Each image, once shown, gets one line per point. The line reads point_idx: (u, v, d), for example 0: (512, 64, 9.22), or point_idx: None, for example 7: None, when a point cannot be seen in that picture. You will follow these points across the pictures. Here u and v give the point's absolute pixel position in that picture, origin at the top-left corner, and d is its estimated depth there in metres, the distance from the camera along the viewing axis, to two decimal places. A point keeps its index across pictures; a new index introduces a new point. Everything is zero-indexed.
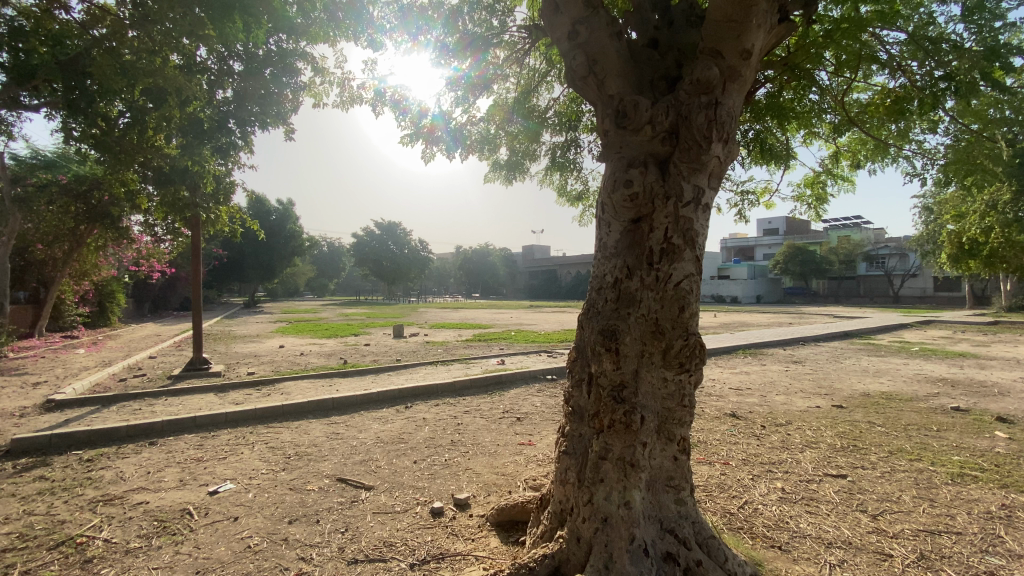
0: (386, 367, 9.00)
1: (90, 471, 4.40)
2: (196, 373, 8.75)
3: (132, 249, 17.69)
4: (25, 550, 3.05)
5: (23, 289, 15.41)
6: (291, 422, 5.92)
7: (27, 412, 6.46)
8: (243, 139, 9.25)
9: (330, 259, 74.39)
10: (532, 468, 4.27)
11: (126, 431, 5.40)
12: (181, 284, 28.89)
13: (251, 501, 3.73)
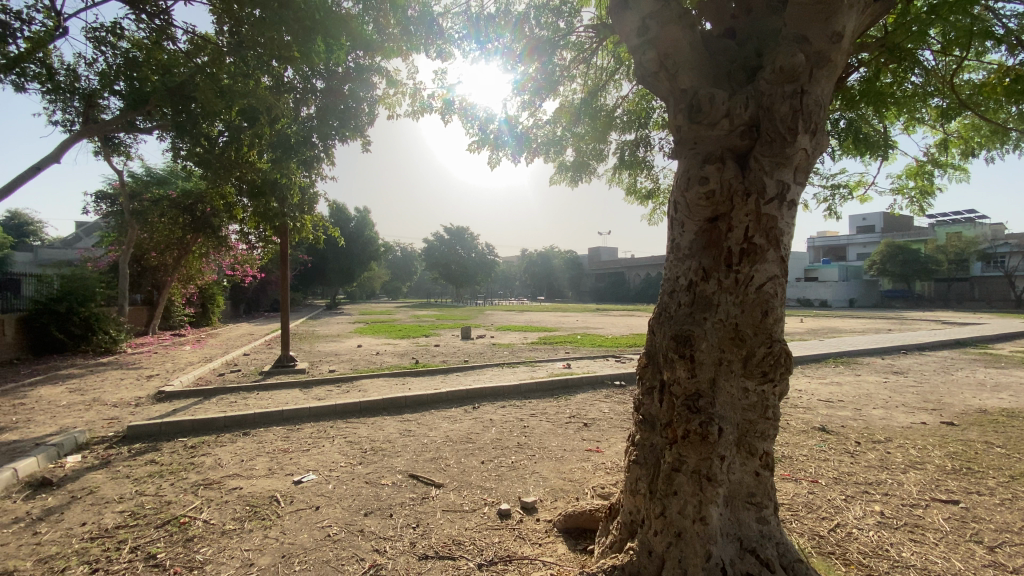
0: (455, 368, 9.21)
1: (193, 457, 4.87)
2: (284, 370, 9.43)
3: (229, 255, 19.45)
4: (139, 527, 3.43)
5: (140, 292, 17.42)
6: (367, 418, 6.21)
7: (143, 401, 7.28)
8: (325, 152, 9.88)
9: (402, 263, 77.72)
10: (601, 476, 4.17)
11: (223, 422, 5.92)
12: (271, 288, 31.45)
13: (330, 492, 3.95)
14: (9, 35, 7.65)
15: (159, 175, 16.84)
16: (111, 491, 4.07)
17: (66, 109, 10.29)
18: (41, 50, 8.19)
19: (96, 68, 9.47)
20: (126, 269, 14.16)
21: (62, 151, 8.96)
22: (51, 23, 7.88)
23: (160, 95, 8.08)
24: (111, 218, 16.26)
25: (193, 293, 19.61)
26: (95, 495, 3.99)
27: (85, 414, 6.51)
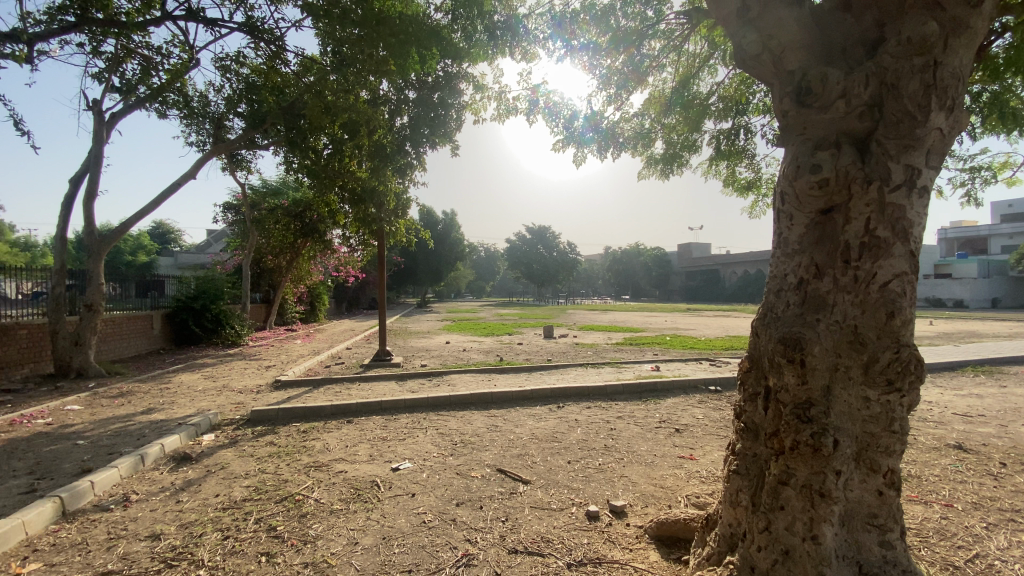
0: (541, 367, 9.27)
1: (305, 440, 5.37)
2: (380, 364, 10.07)
3: (332, 258, 21.16)
4: (262, 501, 3.84)
5: (259, 291, 19.50)
6: (456, 412, 6.45)
7: (263, 389, 8.15)
8: (417, 159, 10.44)
9: (487, 264, 79.73)
10: (695, 484, 3.98)
11: (329, 410, 6.45)
12: (369, 288, 33.80)
13: (424, 481, 4.15)
14: (158, 71, 8.93)
15: (273, 187, 18.75)
16: (237, 468, 4.60)
17: (199, 131, 11.79)
18: (180, 81, 9.46)
19: (223, 94, 10.76)
20: (247, 271, 15.92)
21: (198, 169, 10.29)
22: (187, 56, 9.07)
23: (274, 114, 9.00)
24: (235, 226, 18.36)
25: (302, 292, 21.58)
26: (225, 471, 4.53)
27: (217, 399, 7.42)
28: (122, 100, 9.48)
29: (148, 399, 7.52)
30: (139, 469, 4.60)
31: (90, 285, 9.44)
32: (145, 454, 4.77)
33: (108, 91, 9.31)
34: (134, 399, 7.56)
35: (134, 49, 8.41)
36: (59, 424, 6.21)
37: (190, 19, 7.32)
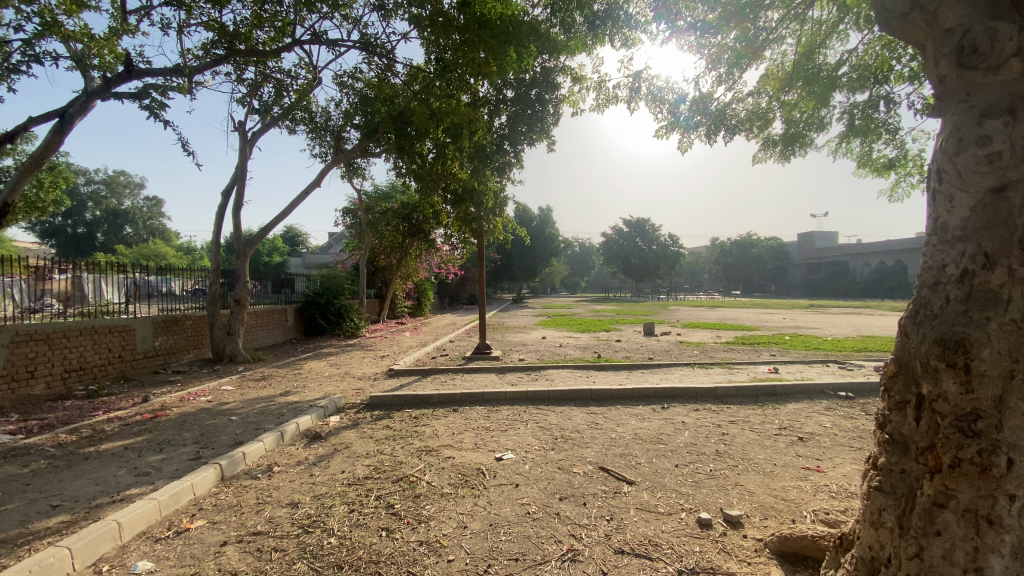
0: (642, 365, 8.98)
1: (416, 426, 5.73)
2: (481, 357, 10.43)
3: (436, 256, 22.32)
4: (381, 480, 4.17)
5: (373, 288, 21.19)
6: (557, 407, 6.48)
7: (378, 377, 8.86)
8: (516, 157, 10.66)
9: (583, 259, 78.97)
10: (823, 499, 3.61)
11: (437, 399, 6.83)
12: (470, 284, 35.15)
13: (527, 473, 4.23)
14: (288, 92, 10.03)
15: (384, 191, 20.23)
16: (359, 448, 5.04)
17: (322, 144, 13.06)
18: (306, 100, 10.54)
19: (341, 108, 11.81)
20: (362, 269, 17.36)
21: (322, 178, 11.41)
22: (311, 76, 10.07)
23: (385, 123, 9.68)
24: (351, 229, 20.08)
25: (410, 288, 23.05)
26: (348, 450, 4.99)
27: (340, 385, 8.21)
28: (260, 120, 10.80)
29: (284, 383, 8.54)
30: (279, 444, 5.23)
31: (238, 283, 10.90)
32: (284, 431, 5.41)
33: (250, 113, 10.66)
34: (274, 383, 8.62)
35: (269, 73, 9.53)
36: (216, 402, 7.27)
37: (314, 42, 8.10)
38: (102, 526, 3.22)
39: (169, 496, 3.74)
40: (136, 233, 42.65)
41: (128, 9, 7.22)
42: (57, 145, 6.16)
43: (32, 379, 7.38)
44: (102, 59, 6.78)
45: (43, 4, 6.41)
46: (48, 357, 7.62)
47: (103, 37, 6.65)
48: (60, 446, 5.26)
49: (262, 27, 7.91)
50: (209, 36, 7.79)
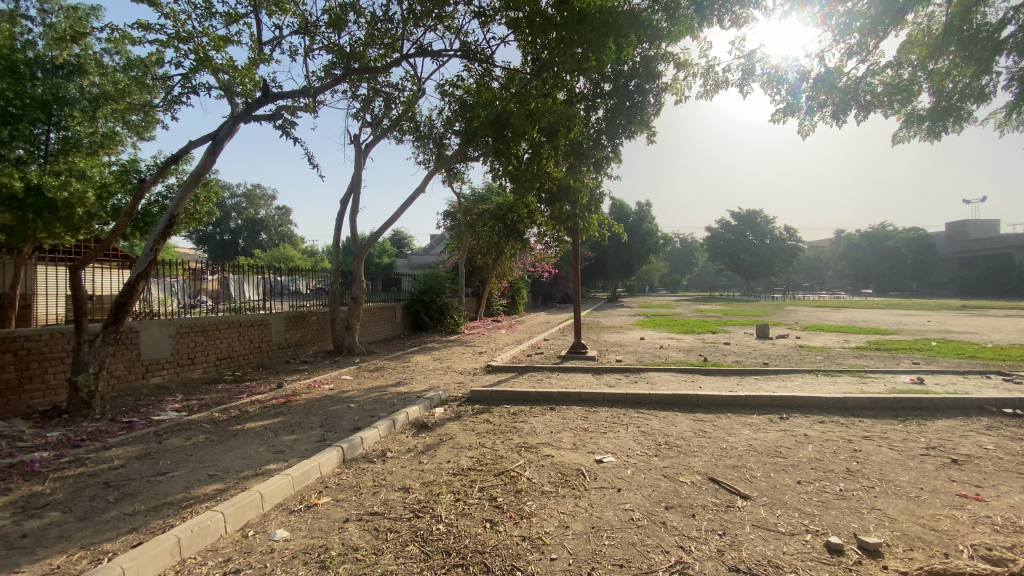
0: (754, 370, 8.31)
1: (515, 422, 5.83)
2: (578, 356, 10.35)
3: (531, 255, 22.60)
4: (484, 473, 4.31)
5: (471, 286, 21.97)
6: (659, 411, 6.22)
7: (477, 372, 9.16)
8: (614, 152, 10.46)
9: (683, 256, 75.16)
10: (989, 535, 3.06)
11: (535, 396, 6.88)
12: (563, 283, 35.09)
13: (629, 478, 4.11)
14: (397, 104, 10.72)
15: (481, 193, 20.86)
16: (462, 440, 5.25)
17: (425, 151, 13.81)
18: (412, 110, 11.21)
19: (443, 116, 12.38)
20: (461, 268, 18.09)
21: (426, 183, 12.08)
22: (416, 87, 10.68)
23: (484, 127, 10.00)
24: (451, 230, 20.97)
25: (505, 287, 23.59)
26: (453, 441, 5.21)
27: (443, 378, 8.64)
28: (372, 132, 11.68)
29: (393, 375, 9.15)
30: (391, 431, 5.61)
31: (354, 282, 11.88)
32: (395, 419, 5.80)
33: (364, 126, 11.57)
34: (385, 374, 9.30)
35: (380, 88, 10.28)
36: (337, 390, 8.00)
37: (420, 54, 8.57)
38: (248, 495, 3.68)
39: (301, 473, 4.19)
40: (270, 238, 48.35)
41: (264, 41, 8.20)
42: (211, 163, 7.17)
43: (193, 365, 8.67)
44: (244, 87, 7.74)
45: (199, 43, 7.50)
46: (205, 346, 8.90)
47: (244, 68, 7.60)
48: (214, 423, 6.12)
49: (374, 45, 8.54)
50: (329, 58, 8.57)
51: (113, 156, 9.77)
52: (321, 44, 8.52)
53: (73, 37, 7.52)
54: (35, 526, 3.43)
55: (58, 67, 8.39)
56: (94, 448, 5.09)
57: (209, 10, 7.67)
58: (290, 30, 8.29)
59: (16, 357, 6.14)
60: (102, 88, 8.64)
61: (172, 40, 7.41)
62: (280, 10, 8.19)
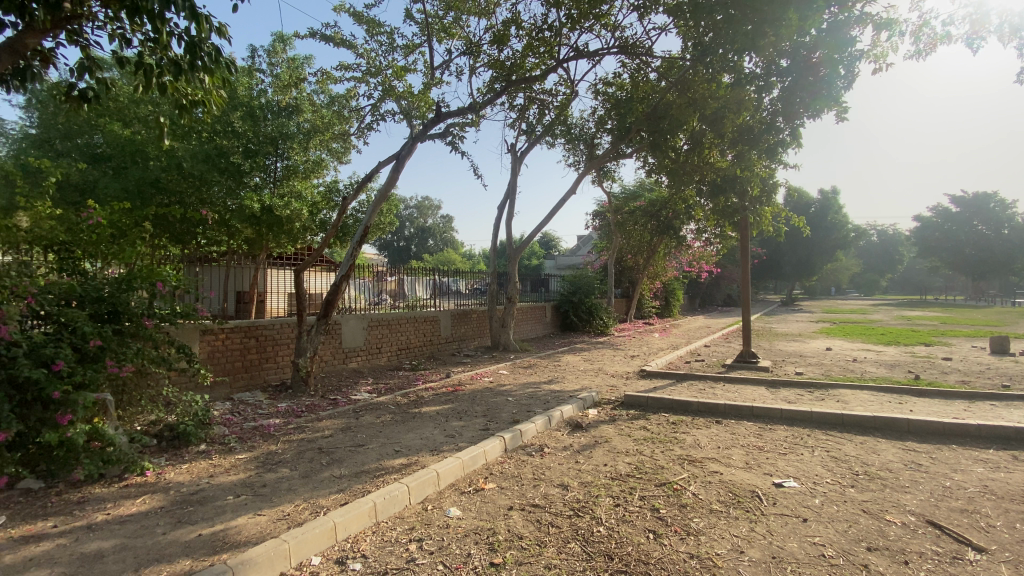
0: (991, 394, 6.59)
1: (676, 432, 5.52)
2: (745, 365, 9.41)
3: (687, 253, 21.31)
4: (644, 481, 4.17)
5: (620, 287, 21.46)
6: (853, 435, 5.32)
7: (632, 376, 8.92)
8: (792, 135, 9.23)
9: (879, 252, 63.28)
10: None
11: (697, 406, 6.44)
12: (725, 283, 32.33)
13: (816, 508, 3.59)
14: (551, 109, 11.00)
15: (631, 191, 20.29)
16: (619, 444, 5.15)
17: (576, 152, 13.94)
18: (565, 114, 11.37)
19: (595, 115, 12.36)
20: (611, 269, 17.85)
21: (577, 184, 12.15)
22: (569, 89, 10.82)
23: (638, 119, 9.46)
24: (599, 231, 20.77)
25: (659, 288, 22.58)
26: (609, 444, 5.14)
27: (596, 379, 8.59)
28: (527, 139, 12.16)
29: (548, 373, 9.40)
30: (548, 427, 5.76)
31: (510, 283, 12.48)
32: (552, 416, 5.93)
33: (519, 134, 12.12)
34: (539, 371, 9.60)
35: (535, 96, 10.65)
36: (496, 383, 8.50)
37: (577, 57, 8.65)
38: (426, 473, 4.11)
39: (469, 457, 4.54)
40: (435, 243, 53.56)
41: (435, 66, 9.14)
42: (395, 180, 8.20)
43: (380, 353, 10.03)
44: (420, 110, 8.68)
45: (385, 75, 8.64)
46: (389, 338, 10.23)
47: (419, 94, 8.50)
48: (396, 405, 6.99)
49: (531, 54, 8.85)
50: (491, 73, 9.17)
51: (320, 178, 11.73)
52: (484, 61, 9.17)
53: (296, 84, 9.32)
54: (272, 478, 4.30)
55: (281, 109, 10.25)
56: (309, 419, 6.19)
57: (392, 45, 8.81)
58: (457, 53, 9.09)
59: (258, 341, 7.79)
60: (313, 123, 10.37)
61: (365, 75, 8.65)
62: (448, 35, 9.00)
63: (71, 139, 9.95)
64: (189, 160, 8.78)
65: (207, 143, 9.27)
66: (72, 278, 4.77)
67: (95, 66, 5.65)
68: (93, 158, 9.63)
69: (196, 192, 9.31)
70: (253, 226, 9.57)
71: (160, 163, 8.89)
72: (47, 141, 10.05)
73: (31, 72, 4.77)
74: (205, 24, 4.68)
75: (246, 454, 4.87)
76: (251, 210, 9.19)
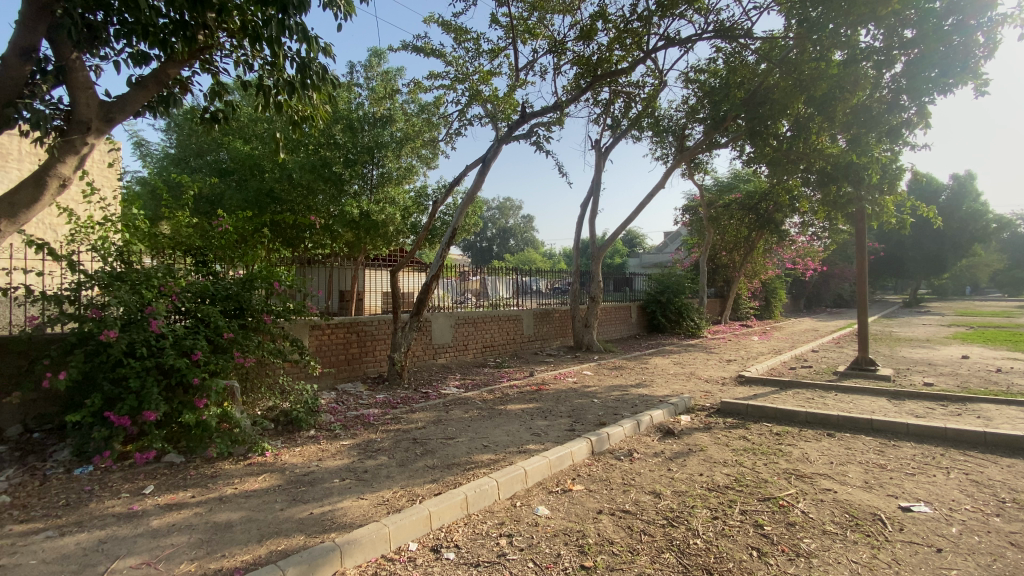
0: None
1: (781, 444, 5.10)
2: (862, 373, 8.45)
3: (789, 249, 19.64)
4: (743, 494, 3.90)
5: (714, 286, 20.23)
6: (1002, 458, 4.56)
7: (729, 382, 8.38)
8: (920, 115, 8.14)
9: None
10: None
11: (805, 417, 5.89)
12: (835, 281, 29.34)
13: (954, 537, 3.14)
14: (637, 102, 10.66)
15: (726, 183, 19.07)
16: (715, 453, 4.85)
17: (664, 146, 13.41)
18: (652, 105, 10.96)
19: (686, 105, 11.82)
20: (703, 267, 16.91)
21: (666, 179, 11.68)
22: (657, 81, 10.42)
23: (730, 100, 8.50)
24: (690, 227, 19.75)
25: (757, 287, 21.01)
26: (704, 453, 4.87)
27: (688, 384, 8.17)
28: (612, 135, 11.88)
29: (635, 375, 9.11)
30: (637, 432, 5.58)
31: (594, 282, 12.27)
32: (640, 420, 5.74)
33: (604, 130, 11.88)
34: (626, 373, 9.34)
35: (620, 89, 10.37)
36: (581, 384, 8.42)
37: (666, 45, 8.30)
38: (515, 470, 4.15)
39: (557, 457, 4.52)
40: (518, 243, 54.25)
41: (519, 67, 9.23)
42: (481, 182, 8.40)
43: (466, 350, 10.34)
44: (505, 113, 8.82)
45: (473, 80, 8.88)
46: (475, 336, 10.51)
47: (505, 97, 8.63)
48: (483, 401, 7.17)
49: (617, 48, 8.63)
50: (576, 70, 9.07)
51: (411, 184, 12.29)
52: (568, 59, 9.11)
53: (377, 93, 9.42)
54: (371, 464, 4.59)
55: (376, 119, 10.65)
56: (404, 410, 6.53)
57: (478, 50, 9.02)
58: (542, 53, 9.10)
59: (358, 336, 8.37)
60: (405, 131, 10.89)
61: (454, 82, 8.95)
62: (533, 35, 9.05)
63: (202, 156, 11.35)
64: (298, 171, 9.66)
65: (313, 155, 10.14)
66: (206, 278, 5.42)
67: (223, 91, 6.39)
68: (221, 172, 10.91)
69: (304, 201, 10.28)
70: (353, 230, 10.31)
71: (274, 175, 9.86)
72: (184, 160, 11.54)
73: (172, 99, 5.50)
74: (314, 46, 5.11)
75: (349, 441, 5.25)
76: (350, 216, 9.91)
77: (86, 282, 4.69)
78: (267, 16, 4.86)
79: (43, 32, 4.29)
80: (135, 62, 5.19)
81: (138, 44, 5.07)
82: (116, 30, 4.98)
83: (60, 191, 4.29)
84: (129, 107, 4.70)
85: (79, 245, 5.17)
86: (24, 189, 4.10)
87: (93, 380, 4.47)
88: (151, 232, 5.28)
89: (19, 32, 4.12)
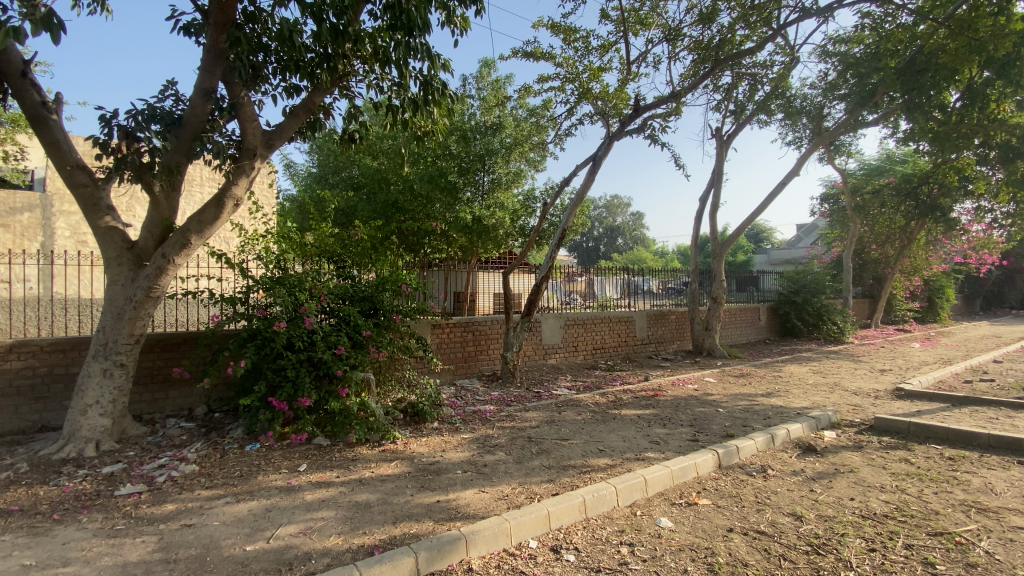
0: None
1: (955, 471, 4.31)
2: None
3: (961, 238, 16.58)
4: (907, 525, 3.37)
5: (861, 285, 17.77)
6: None
7: (882, 395, 7.29)
8: None
9: None
10: None
11: (987, 439, 4.90)
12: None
13: None
14: (764, 83, 9.76)
15: (875, 166, 16.65)
16: (869, 476, 4.24)
17: (797, 130, 12.12)
18: (783, 85, 9.93)
19: (824, 80, 10.54)
20: (847, 263, 14.91)
21: (801, 165, 10.51)
22: (789, 58, 9.42)
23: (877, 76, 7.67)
24: (829, 218, 17.61)
25: (916, 285, 18.05)
26: (855, 475, 4.28)
27: (830, 396, 7.23)
28: (735, 121, 11.00)
29: (765, 384, 8.33)
30: (770, 447, 5.07)
31: (714, 281, 11.45)
32: (775, 434, 5.21)
33: (725, 117, 11.03)
34: (754, 381, 8.58)
35: (745, 72, 9.57)
36: (702, 391, 7.88)
37: (801, 17, 7.49)
38: (634, 478, 4.02)
39: (680, 467, 4.29)
40: (626, 242, 52.98)
41: (631, 60, 8.92)
42: (591, 181, 8.29)
43: (577, 351, 10.29)
44: (616, 108, 8.58)
45: (582, 79, 8.79)
46: (585, 338, 10.42)
47: (616, 93, 8.41)
48: (596, 404, 7.05)
49: (742, 26, 7.95)
50: (694, 57, 8.55)
51: (520, 188, 12.44)
52: (685, 46, 8.63)
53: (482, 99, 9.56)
54: (491, 459, 4.75)
55: (487, 127, 11.04)
56: (518, 408, 6.68)
57: (588, 48, 8.92)
58: (655, 42, 8.73)
59: (474, 335, 8.74)
60: (514, 137, 11.17)
61: (565, 82, 8.93)
62: (644, 25, 8.74)
63: (339, 173, 12.75)
64: (418, 182, 10.47)
65: (432, 166, 10.88)
66: (346, 281, 6.05)
67: (356, 112, 7.06)
68: (353, 186, 12.14)
69: (424, 209, 11.00)
70: (466, 235, 10.78)
71: (398, 187, 10.70)
72: (324, 177, 13.03)
73: (317, 124, 6.22)
74: (436, 63, 5.45)
75: (468, 435, 5.49)
76: (464, 221, 10.41)
77: (254, 286, 5.49)
78: (396, 40, 5.27)
79: (220, 76, 5.10)
80: (288, 93, 5.96)
81: (290, 78, 5.82)
82: (274, 68, 5.77)
83: (234, 209, 5.07)
84: (285, 134, 5.42)
85: (247, 255, 6.06)
86: (209, 209, 4.93)
87: (259, 370, 5.20)
88: (300, 241, 6.03)
89: (202, 77, 4.97)
